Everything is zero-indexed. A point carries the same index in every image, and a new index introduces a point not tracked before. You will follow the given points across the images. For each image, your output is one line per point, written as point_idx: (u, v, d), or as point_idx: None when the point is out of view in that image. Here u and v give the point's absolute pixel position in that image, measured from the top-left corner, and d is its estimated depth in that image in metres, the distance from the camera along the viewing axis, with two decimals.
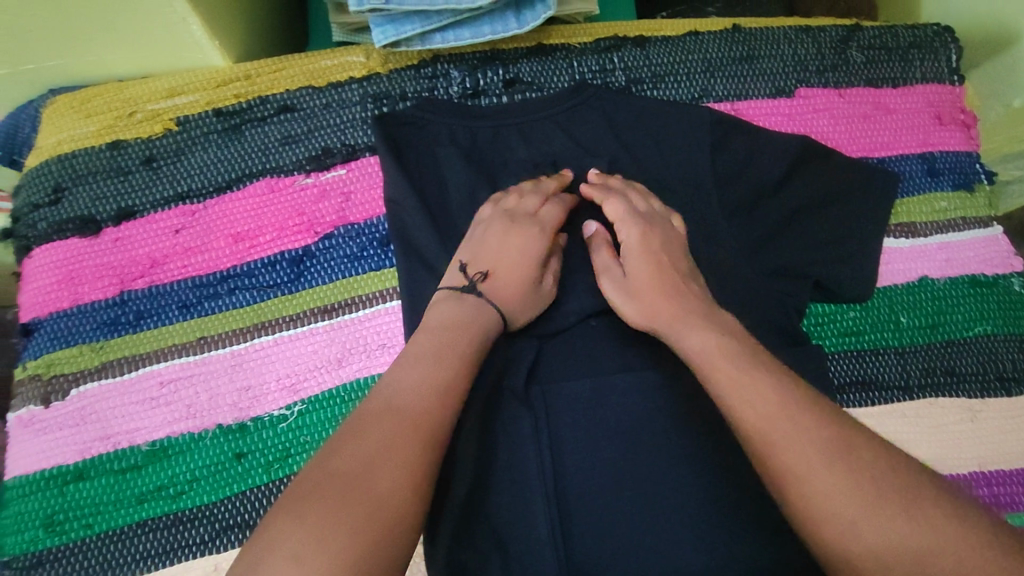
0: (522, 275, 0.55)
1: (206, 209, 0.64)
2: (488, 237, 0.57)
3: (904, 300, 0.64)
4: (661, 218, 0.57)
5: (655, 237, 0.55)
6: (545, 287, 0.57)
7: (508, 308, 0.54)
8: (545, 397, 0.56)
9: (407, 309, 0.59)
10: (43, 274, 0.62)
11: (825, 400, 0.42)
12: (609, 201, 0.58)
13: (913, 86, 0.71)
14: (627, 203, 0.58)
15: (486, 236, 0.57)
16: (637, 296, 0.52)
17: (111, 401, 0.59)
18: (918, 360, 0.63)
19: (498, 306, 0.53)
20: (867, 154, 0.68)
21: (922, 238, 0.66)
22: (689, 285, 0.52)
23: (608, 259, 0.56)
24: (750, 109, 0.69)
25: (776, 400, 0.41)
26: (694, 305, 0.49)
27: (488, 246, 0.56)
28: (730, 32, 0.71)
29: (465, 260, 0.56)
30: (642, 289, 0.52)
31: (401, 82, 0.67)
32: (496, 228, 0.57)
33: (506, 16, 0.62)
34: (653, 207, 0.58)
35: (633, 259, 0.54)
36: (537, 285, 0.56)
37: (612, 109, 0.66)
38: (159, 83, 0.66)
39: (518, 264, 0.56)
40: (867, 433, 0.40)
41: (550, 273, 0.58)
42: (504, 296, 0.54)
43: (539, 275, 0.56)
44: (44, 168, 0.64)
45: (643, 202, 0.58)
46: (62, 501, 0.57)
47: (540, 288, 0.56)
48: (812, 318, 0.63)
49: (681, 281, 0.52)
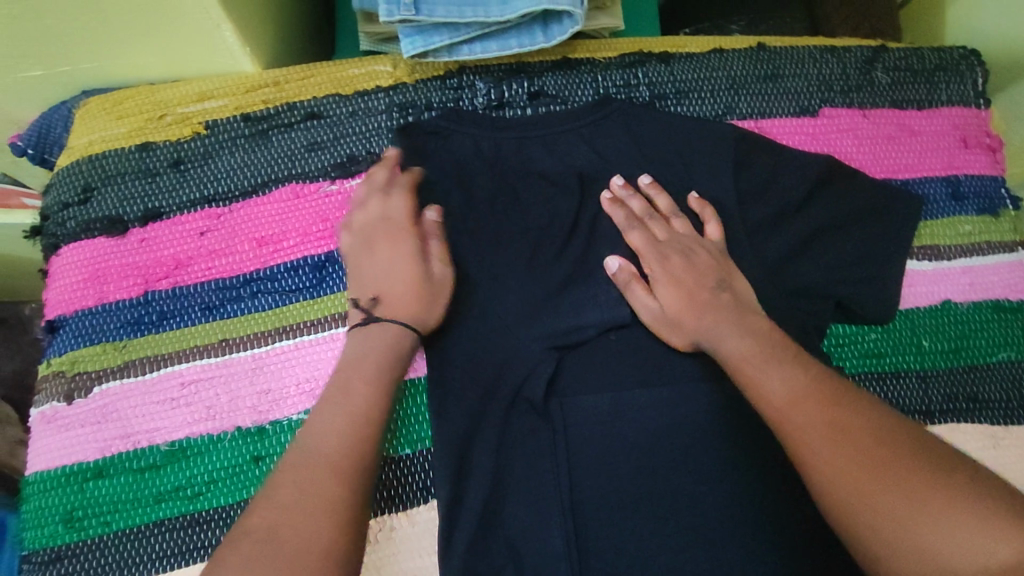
0: (405, 279, 0.56)
1: (231, 212, 0.65)
2: (358, 263, 0.57)
3: (927, 324, 0.64)
4: (685, 237, 0.60)
5: (680, 266, 0.58)
6: (435, 273, 0.57)
7: (415, 318, 0.55)
8: (563, 410, 0.57)
9: None
10: (69, 272, 0.63)
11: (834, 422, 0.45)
12: (632, 234, 0.61)
13: (938, 108, 0.71)
14: (649, 230, 0.61)
15: (357, 258, 0.58)
16: (683, 323, 0.56)
17: (132, 400, 0.60)
18: (940, 385, 0.62)
19: (403, 321, 0.54)
20: (891, 176, 0.68)
21: (946, 261, 0.66)
22: (723, 298, 0.56)
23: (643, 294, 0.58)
24: (774, 127, 0.69)
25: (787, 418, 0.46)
26: (726, 329, 0.54)
27: (362, 270, 0.57)
28: (754, 50, 0.71)
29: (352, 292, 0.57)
30: (679, 320, 0.57)
31: (427, 92, 0.68)
32: (359, 249, 0.58)
33: (533, 30, 0.63)
34: (678, 225, 0.61)
35: (664, 291, 0.58)
36: (426, 279, 0.56)
37: (637, 124, 0.66)
38: (190, 87, 0.66)
39: (393, 273, 0.56)
40: (872, 454, 0.43)
41: (432, 256, 0.58)
42: (400, 308, 0.55)
43: (419, 268, 0.56)
44: (74, 167, 0.65)
45: (664, 224, 0.61)
46: (81, 498, 0.58)
47: (428, 277, 0.56)
48: (833, 339, 0.63)
49: (715, 301, 0.56)
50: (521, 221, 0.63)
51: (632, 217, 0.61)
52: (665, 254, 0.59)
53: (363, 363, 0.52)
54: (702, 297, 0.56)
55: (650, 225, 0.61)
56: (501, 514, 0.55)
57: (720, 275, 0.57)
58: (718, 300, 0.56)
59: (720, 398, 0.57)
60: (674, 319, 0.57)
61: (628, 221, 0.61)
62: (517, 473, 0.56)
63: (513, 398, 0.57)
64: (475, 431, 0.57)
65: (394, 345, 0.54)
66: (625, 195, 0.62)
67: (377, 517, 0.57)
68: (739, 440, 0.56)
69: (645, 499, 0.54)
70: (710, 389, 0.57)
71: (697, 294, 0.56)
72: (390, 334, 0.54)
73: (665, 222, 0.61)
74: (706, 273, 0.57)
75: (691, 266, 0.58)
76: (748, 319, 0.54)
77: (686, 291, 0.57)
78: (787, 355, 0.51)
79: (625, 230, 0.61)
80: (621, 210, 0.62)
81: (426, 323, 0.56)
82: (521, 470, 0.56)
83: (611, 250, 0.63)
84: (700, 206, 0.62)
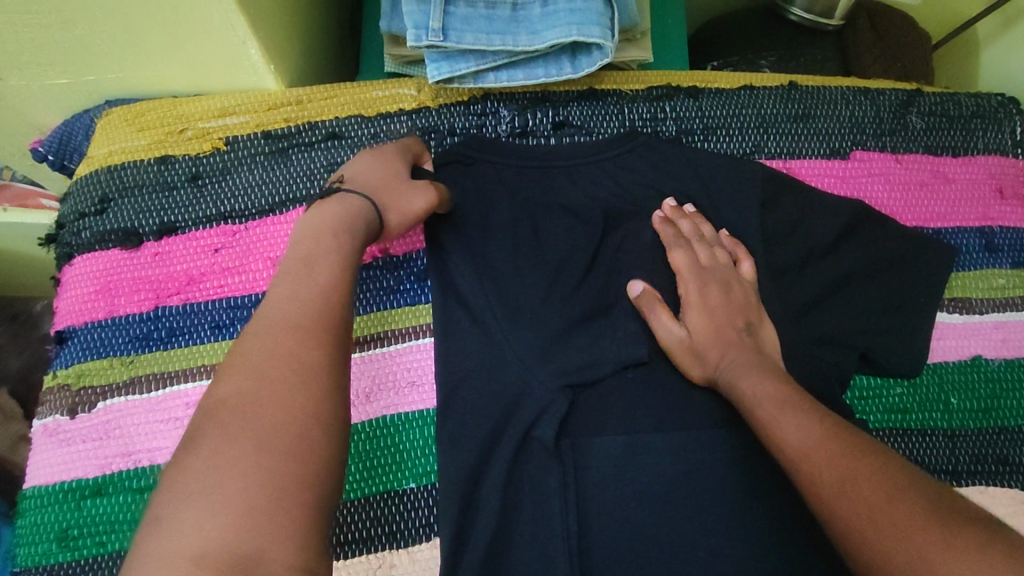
0: (381, 175, 0.57)
1: (247, 230, 0.64)
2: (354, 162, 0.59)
3: (955, 381, 0.62)
4: (725, 270, 0.59)
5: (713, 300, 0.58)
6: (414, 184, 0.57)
7: (378, 203, 0.56)
8: (576, 451, 0.55)
9: (440, 348, 0.59)
10: (81, 282, 0.63)
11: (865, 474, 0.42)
12: (675, 253, 0.60)
13: (974, 157, 0.69)
14: (691, 253, 0.60)
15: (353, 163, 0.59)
16: (705, 356, 0.56)
17: (135, 418, 0.59)
18: (968, 445, 0.60)
19: (363, 200, 0.55)
20: (922, 224, 0.66)
21: (977, 315, 0.64)
22: (749, 342, 0.56)
23: (669, 320, 0.57)
24: (804, 168, 0.67)
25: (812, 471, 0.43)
26: (744, 369, 0.53)
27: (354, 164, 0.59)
28: (786, 89, 0.70)
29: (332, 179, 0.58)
30: (705, 353, 0.56)
31: (450, 117, 0.67)
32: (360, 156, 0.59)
33: (561, 60, 0.62)
34: (719, 254, 0.60)
35: (693, 317, 0.57)
36: (405, 187, 0.57)
37: (662, 159, 0.65)
38: (212, 102, 0.66)
39: (379, 169, 0.58)
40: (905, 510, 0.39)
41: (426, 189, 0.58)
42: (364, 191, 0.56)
43: (402, 175, 0.58)
44: (93, 177, 0.65)
45: (709, 249, 0.60)
46: (77, 516, 0.56)
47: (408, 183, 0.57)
48: (857, 391, 0.61)
49: (741, 342, 0.55)
50: (540, 251, 0.61)
51: (679, 235, 0.61)
52: (704, 281, 0.59)
53: (326, 236, 0.51)
54: (728, 336, 0.56)
55: (696, 247, 0.60)
56: (506, 556, 0.53)
57: (750, 319, 0.57)
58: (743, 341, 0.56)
59: (738, 449, 0.55)
60: (697, 349, 0.56)
61: (676, 237, 0.61)
62: (524, 514, 0.54)
63: (524, 435, 0.55)
64: (483, 467, 0.55)
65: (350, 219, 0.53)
66: (676, 216, 0.62)
67: (377, 553, 0.56)
68: (757, 493, 0.54)
69: (657, 549, 0.52)
70: (730, 438, 0.55)
71: (725, 331, 0.56)
72: (349, 203, 0.54)
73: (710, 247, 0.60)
74: (736, 313, 0.57)
75: (725, 301, 0.58)
76: (772, 366, 0.53)
77: (715, 327, 0.57)
78: (810, 403, 0.49)
79: (670, 246, 0.61)
80: (671, 228, 0.61)
81: (385, 216, 0.56)
82: (529, 510, 0.54)
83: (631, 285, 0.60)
84: (733, 244, 0.61)
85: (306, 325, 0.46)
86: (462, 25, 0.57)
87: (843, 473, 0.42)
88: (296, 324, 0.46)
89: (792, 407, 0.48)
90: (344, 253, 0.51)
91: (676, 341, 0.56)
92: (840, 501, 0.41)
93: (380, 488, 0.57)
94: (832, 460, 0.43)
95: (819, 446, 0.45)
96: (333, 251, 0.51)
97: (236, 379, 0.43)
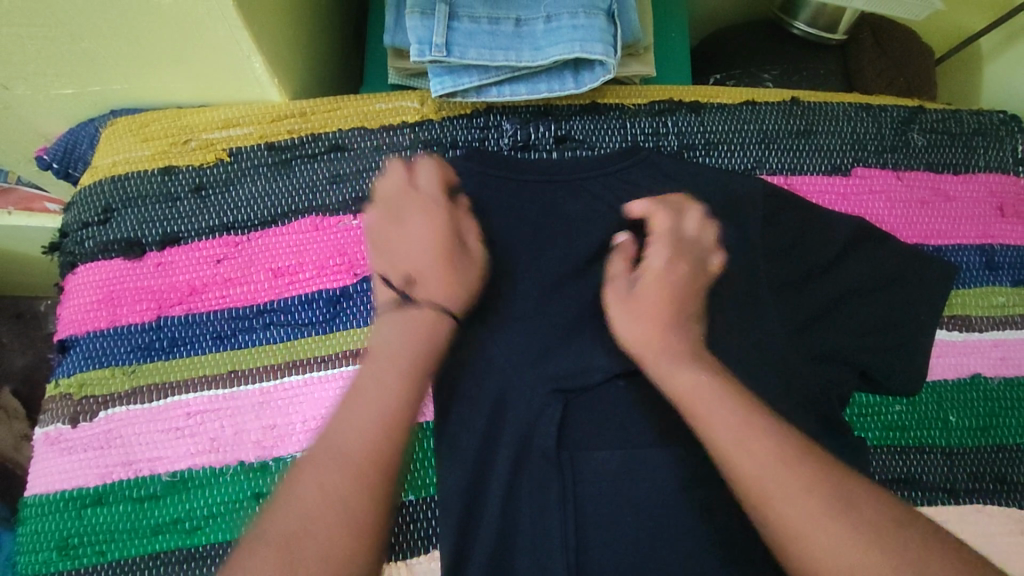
0: (436, 253, 0.56)
1: (250, 241, 0.64)
2: (395, 237, 0.57)
3: (954, 399, 0.62)
4: (698, 248, 0.56)
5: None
6: (469, 252, 0.58)
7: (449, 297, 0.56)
8: (575, 465, 0.54)
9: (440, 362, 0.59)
10: (84, 292, 0.63)
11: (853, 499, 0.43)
12: (658, 218, 0.57)
13: (975, 174, 0.69)
14: (676, 220, 0.57)
15: (392, 241, 0.57)
16: (641, 313, 0.53)
17: (137, 428, 0.59)
18: (966, 464, 0.61)
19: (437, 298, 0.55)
20: (921, 241, 0.66)
21: (976, 333, 0.64)
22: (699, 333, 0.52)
23: (621, 270, 0.57)
24: (805, 185, 0.67)
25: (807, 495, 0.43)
26: (687, 362, 0.50)
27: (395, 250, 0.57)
28: (788, 104, 0.70)
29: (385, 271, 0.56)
30: (643, 311, 0.53)
31: (453, 130, 0.67)
32: (392, 229, 0.58)
33: (564, 75, 0.62)
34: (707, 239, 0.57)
35: (648, 283, 0.54)
36: (459, 257, 0.58)
37: (664, 174, 0.65)
38: (216, 113, 0.66)
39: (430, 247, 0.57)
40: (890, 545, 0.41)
41: (466, 235, 0.59)
42: (433, 292, 0.55)
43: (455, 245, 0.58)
44: (96, 187, 0.65)
45: (698, 226, 0.57)
46: (78, 525, 0.57)
47: (461, 250, 0.58)
48: (856, 408, 0.61)
49: (687, 329, 0.52)
50: (541, 267, 0.62)
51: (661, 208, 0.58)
52: (676, 255, 0.55)
53: (387, 356, 0.51)
54: (676, 309, 0.53)
55: (682, 218, 0.57)
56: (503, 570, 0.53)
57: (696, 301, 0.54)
58: (688, 328, 0.53)
59: None
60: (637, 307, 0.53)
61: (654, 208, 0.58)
62: (522, 527, 0.53)
63: (522, 448, 0.55)
64: (481, 482, 0.55)
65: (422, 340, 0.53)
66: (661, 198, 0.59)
67: None
68: None
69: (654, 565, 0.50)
70: None
71: (676, 308, 0.53)
72: (419, 320, 0.53)
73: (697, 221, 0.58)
74: (691, 298, 0.54)
75: (689, 278, 0.54)
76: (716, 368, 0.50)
77: (668, 300, 0.53)
78: None
79: (653, 212, 0.58)
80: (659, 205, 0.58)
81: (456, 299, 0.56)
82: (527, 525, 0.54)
83: None
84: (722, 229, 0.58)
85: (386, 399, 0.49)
86: (465, 41, 0.58)
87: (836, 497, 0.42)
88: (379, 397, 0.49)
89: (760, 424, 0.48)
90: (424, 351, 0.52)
91: (614, 297, 0.55)
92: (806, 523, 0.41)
93: None
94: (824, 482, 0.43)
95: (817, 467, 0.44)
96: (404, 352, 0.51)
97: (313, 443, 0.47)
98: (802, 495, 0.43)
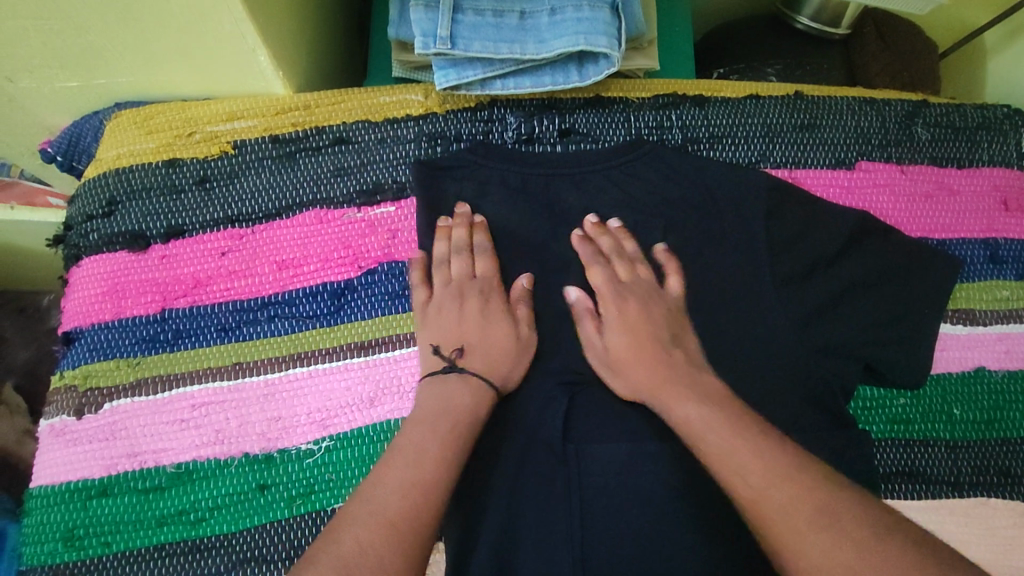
0: (486, 336, 0.57)
1: (254, 234, 0.64)
2: (444, 318, 0.59)
3: (959, 392, 0.62)
4: (647, 285, 0.60)
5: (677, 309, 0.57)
6: (521, 338, 0.58)
7: (495, 375, 0.56)
8: (580, 457, 0.54)
9: None
10: (88, 284, 0.63)
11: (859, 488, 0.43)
12: (594, 270, 0.60)
13: (979, 168, 0.69)
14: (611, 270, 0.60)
15: (443, 314, 0.59)
16: (620, 368, 0.56)
17: (142, 419, 0.59)
18: (970, 457, 0.61)
19: (484, 373, 0.55)
20: (926, 235, 0.66)
21: (981, 326, 0.64)
22: (676, 359, 0.55)
23: (591, 331, 0.58)
24: (809, 179, 0.67)
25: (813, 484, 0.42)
26: (678, 394, 0.51)
27: (445, 322, 0.58)
28: (792, 98, 0.70)
29: (433, 341, 0.58)
30: (622, 363, 0.56)
31: (457, 123, 0.67)
32: (446, 301, 0.59)
33: (568, 68, 0.62)
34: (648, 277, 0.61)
35: (616, 334, 0.57)
36: (511, 339, 0.58)
37: (667, 168, 0.65)
38: (220, 106, 0.66)
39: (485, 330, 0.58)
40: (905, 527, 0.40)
41: (521, 321, 0.59)
42: (483, 367, 0.56)
43: (509, 328, 0.58)
44: (101, 180, 0.65)
45: (628, 267, 0.61)
46: (84, 516, 0.57)
47: (517, 336, 0.58)
48: (859, 402, 0.61)
49: (666, 360, 0.55)
50: (545, 261, 0.62)
51: (599, 253, 0.61)
52: (624, 297, 0.59)
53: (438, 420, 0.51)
54: (654, 343, 0.56)
55: (613, 263, 0.61)
56: None
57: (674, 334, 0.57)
58: (671, 357, 0.55)
59: None
60: (616, 361, 0.56)
61: (595, 255, 0.61)
62: (527, 519, 0.52)
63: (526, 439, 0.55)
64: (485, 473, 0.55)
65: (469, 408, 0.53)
66: (597, 233, 0.62)
67: None
68: None
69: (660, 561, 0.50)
70: None
71: (649, 346, 0.56)
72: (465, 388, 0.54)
73: (631, 264, 0.61)
74: (660, 329, 0.57)
75: (644, 316, 0.58)
76: (712, 391, 0.52)
77: (638, 341, 0.56)
78: None
79: (589, 264, 0.61)
80: (590, 246, 0.62)
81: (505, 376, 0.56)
82: None
83: None
84: (665, 259, 0.61)
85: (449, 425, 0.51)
86: (470, 33, 0.58)
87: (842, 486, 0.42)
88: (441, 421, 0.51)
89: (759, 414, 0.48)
90: (473, 413, 0.52)
91: (596, 356, 0.57)
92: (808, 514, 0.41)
93: None
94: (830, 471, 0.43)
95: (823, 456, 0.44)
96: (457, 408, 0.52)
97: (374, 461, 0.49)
98: (809, 487, 0.42)
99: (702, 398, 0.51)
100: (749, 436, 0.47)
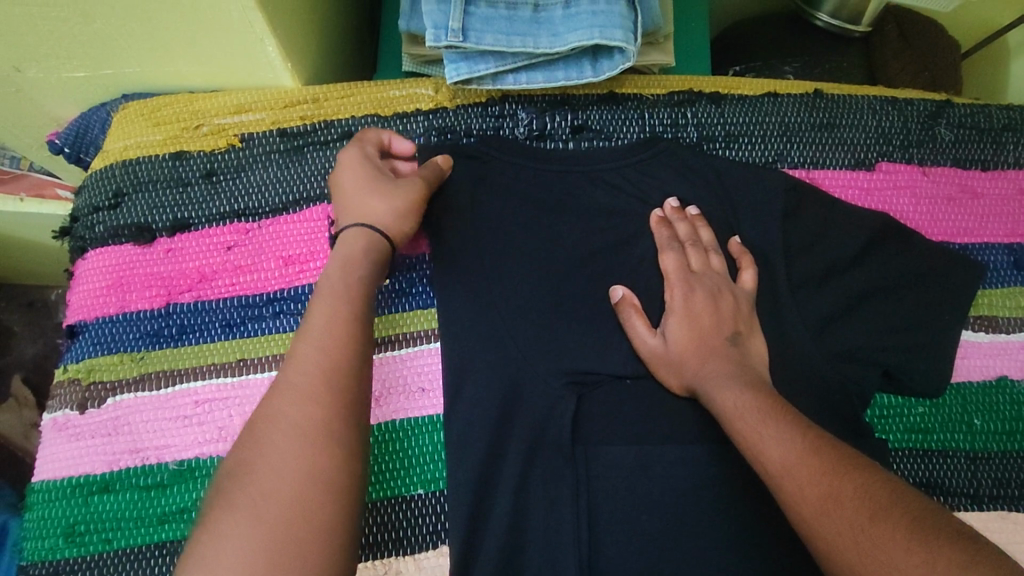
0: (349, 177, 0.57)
1: (260, 229, 0.63)
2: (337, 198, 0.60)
3: (979, 401, 0.60)
4: (718, 276, 0.57)
5: (694, 308, 0.55)
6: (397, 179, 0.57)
7: (366, 214, 0.55)
8: (588, 460, 0.53)
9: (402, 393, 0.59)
10: (92, 277, 0.62)
11: (876, 486, 0.41)
12: (667, 255, 0.58)
13: (1004, 171, 0.67)
14: (683, 258, 0.58)
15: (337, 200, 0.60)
16: (679, 361, 0.54)
17: (144, 415, 0.59)
18: (990, 469, 0.59)
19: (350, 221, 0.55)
20: (947, 239, 0.64)
21: (1003, 334, 0.62)
22: (735, 353, 0.53)
23: (643, 328, 0.55)
24: (828, 179, 0.66)
25: (824, 492, 0.41)
26: (723, 382, 0.51)
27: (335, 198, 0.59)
28: (811, 97, 0.68)
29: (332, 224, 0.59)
30: (680, 359, 0.54)
31: (468, 119, 0.66)
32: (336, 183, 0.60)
33: (582, 63, 0.61)
34: (713, 262, 0.58)
35: (673, 325, 0.55)
36: (381, 181, 0.57)
37: (682, 166, 0.64)
38: (227, 98, 0.65)
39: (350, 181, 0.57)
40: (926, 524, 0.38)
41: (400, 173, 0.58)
42: (350, 215, 0.56)
43: (376, 175, 0.57)
44: (108, 172, 0.65)
45: (702, 256, 0.58)
46: (85, 512, 0.57)
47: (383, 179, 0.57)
48: (877, 409, 0.60)
49: (723, 352, 0.53)
50: (553, 257, 0.60)
51: (673, 238, 0.59)
52: (690, 287, 0.57)
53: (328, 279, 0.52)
54: (719, 340, 0.54)
55: (687, 251, 0.59)
56: (516, 568, 0.52)
57: (737, 329, 0.55)
58: (728, 354, 0.53)
59: None
60: (673, 359, 0.54)
61: (669, 241, 0.59)
62: (534, 520, 0.53)
63: (534, 442, 0.54)
64: (492, 477, 0.54)
65: (354, 253, 0.54)
66: (675, 217, 0.60)
67: (382, 560, 0.55)
68: (774, 510, 0.52)
69: (667, 564, 0.50)
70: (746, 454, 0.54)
71: (709, 340, 0.54)
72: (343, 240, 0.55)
73: (703, 254, 0.59)
74: (726, 321, 0.55)
75: (710, 308, 0.55)
76: (757, 380, 0.51)
77: (697, 333, 0.54)
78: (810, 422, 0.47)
79: (663, 248, 0.59)
80: (666, 230, 0.60)
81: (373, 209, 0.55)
82: (539, 519, 0.53)
83: (647, 296, 0.59)
84: (740, 252, 0.59)
85: (324, 383, 0.47)
86: (482, 26, 0.56)
87: (855, 491, 0.40)
88: (314, 384, 0.47)
89: (777, 420, 0.46)
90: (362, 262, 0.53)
91: (652, 352, 0.55)
92: (823, 522, 0.40)
93: (386, 494, 0.56)
94: (838, 475, 0.42)
95: (836, 460, 0.43)
96: (342, 295, 0.51)
97: (252, 449, 0.44)
98: (819, 492, 0.41)
99: (742, 395, 0.49)
100: (762, 441, 0.45)
